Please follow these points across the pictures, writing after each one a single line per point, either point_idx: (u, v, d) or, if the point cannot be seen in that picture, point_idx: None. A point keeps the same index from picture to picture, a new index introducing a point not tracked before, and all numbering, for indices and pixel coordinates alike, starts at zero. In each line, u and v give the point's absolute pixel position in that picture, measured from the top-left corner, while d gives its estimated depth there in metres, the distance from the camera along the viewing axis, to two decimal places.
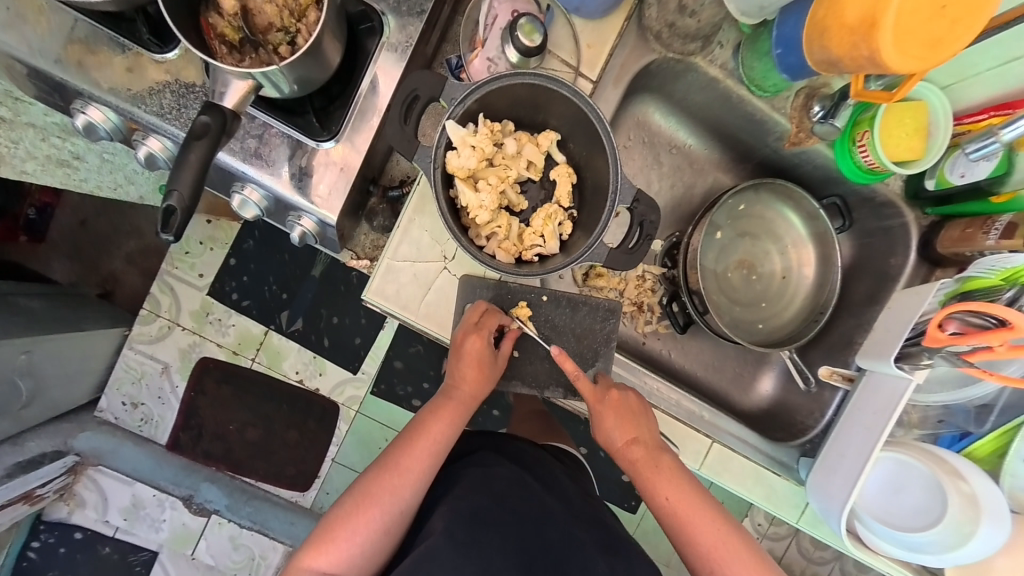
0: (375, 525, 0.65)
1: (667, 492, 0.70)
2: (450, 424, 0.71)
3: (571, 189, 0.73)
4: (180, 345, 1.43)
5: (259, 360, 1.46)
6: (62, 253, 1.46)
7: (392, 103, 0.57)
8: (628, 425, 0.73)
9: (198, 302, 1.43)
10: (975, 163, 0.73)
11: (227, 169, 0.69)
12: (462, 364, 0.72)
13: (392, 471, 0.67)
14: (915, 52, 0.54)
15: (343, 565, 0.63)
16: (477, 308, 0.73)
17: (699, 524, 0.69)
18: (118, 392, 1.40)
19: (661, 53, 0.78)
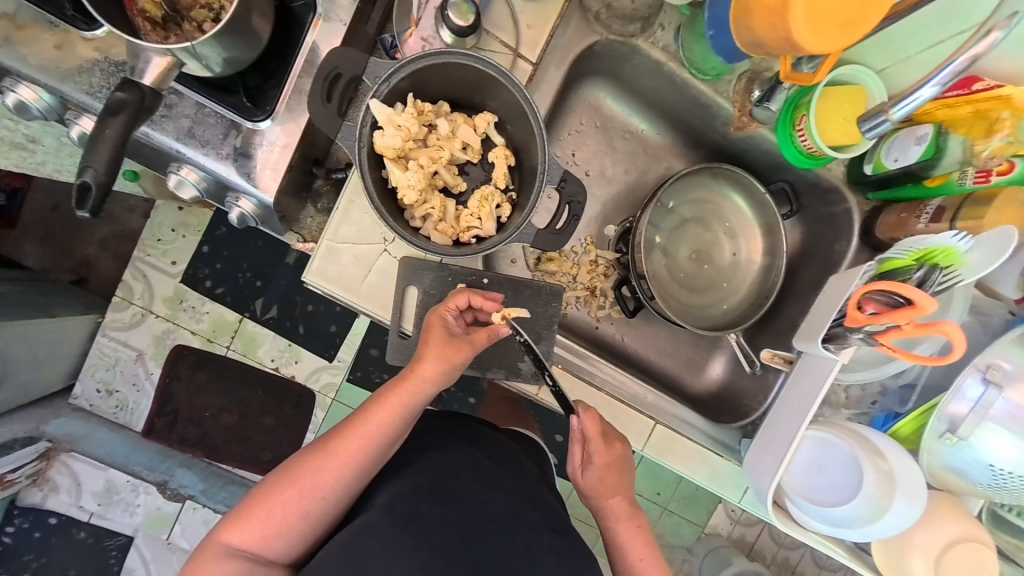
0: (295, 507, 0.63)
1: (620, 526, 0.75)
2: (395, 412, 0.67)
3: (508, 171, 0.73)
4: (154, 331, 1.43)
5: (234, 347, 1.46)
6: (34, 239, 1.45)
7: (312, 79, 0.58)
8: (614, 475, 0.75)
9: (170, 289, 1.43)
10: (908, 147, 0.74)
11: (162, 149, 0.69)
12: (424, 345, 0.68)
13: (323, 454, 0.65)
14: (829, 33, 0.55)
15: (258, 544, 0.62)
16: (458, 298, 0.72)
17: (622, 522, 0.75)
18: (92, 377, 1.41)
19: (602, 34, 0.79)
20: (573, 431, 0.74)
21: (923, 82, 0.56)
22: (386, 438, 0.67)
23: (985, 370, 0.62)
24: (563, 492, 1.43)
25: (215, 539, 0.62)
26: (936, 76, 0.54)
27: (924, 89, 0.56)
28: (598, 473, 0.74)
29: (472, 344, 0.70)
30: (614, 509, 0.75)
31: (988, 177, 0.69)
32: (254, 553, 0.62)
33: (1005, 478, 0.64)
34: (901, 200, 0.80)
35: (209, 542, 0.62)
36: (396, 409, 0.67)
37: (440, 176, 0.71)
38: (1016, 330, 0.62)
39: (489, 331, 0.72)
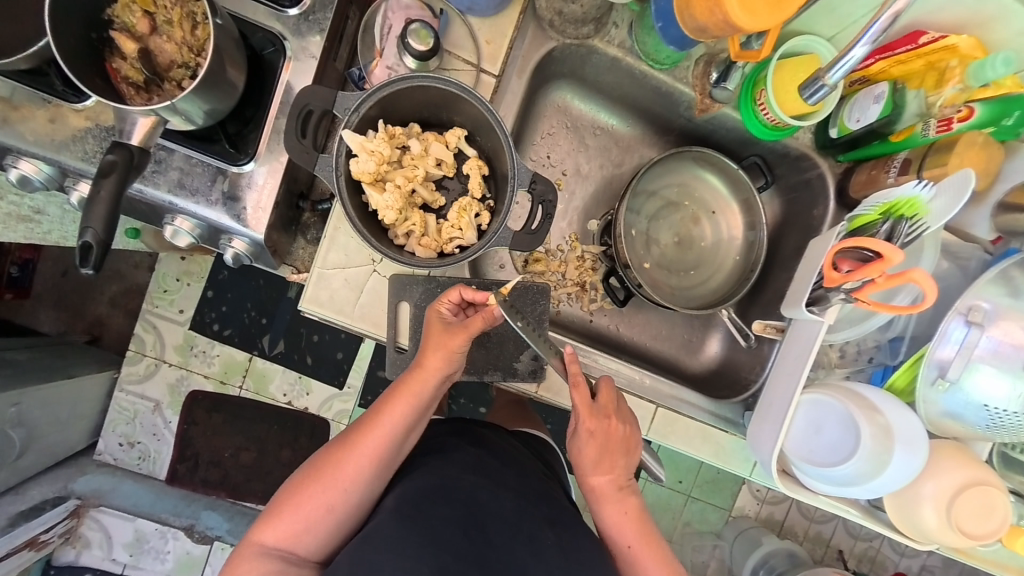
0: (321, 501, 0.66)
1: (608, 510, 0.74)
2: (407, 402, 0.69)
3: (483, 180, 0.76)
4: (169, 380, 1.47)
5: (246, 386, 1.50)
6: (48, 305, 1.51)
7: (286, 119, 0.60)
8: (597, 449, 0.75)
9: (180, 336, 1.47)
10: (867, 107, 0.75)
11: (156, 203, 0.73)
12: (429, 337, 0.72)
13: (344, 449, 0.68)
14: (761, 10, 0.59)
15: (290, 541, 0.65)
16: (451, 293, 0.75)
17: (614, 508, 0.74)
18: (113, 432, 1.44)
19: (558, 40, 0.81)
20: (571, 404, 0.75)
21: (853, 44, 0.58)
22: (401, 429, 0.70)
23: (966, 312, 0.64)
24: None
25: (251, 540, 0.65)
26: (864, 36, 0.56)
27: (856, 52, 0.58)
28: (581, 442, 0.75)
29: (465, 329, 0.71)
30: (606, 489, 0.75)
31: (950, 125, 0.70)
32: (286, 549, 0.65)
33: (1001, 417, 0.65)
34: (869, 157, 0.81)
35: (245, 542, 0.65)
36: (407, 399, 0.69)
37: (418, 194, 0.73)
38: (991, 269, 0.64)
39: (483, 317, 0.72)
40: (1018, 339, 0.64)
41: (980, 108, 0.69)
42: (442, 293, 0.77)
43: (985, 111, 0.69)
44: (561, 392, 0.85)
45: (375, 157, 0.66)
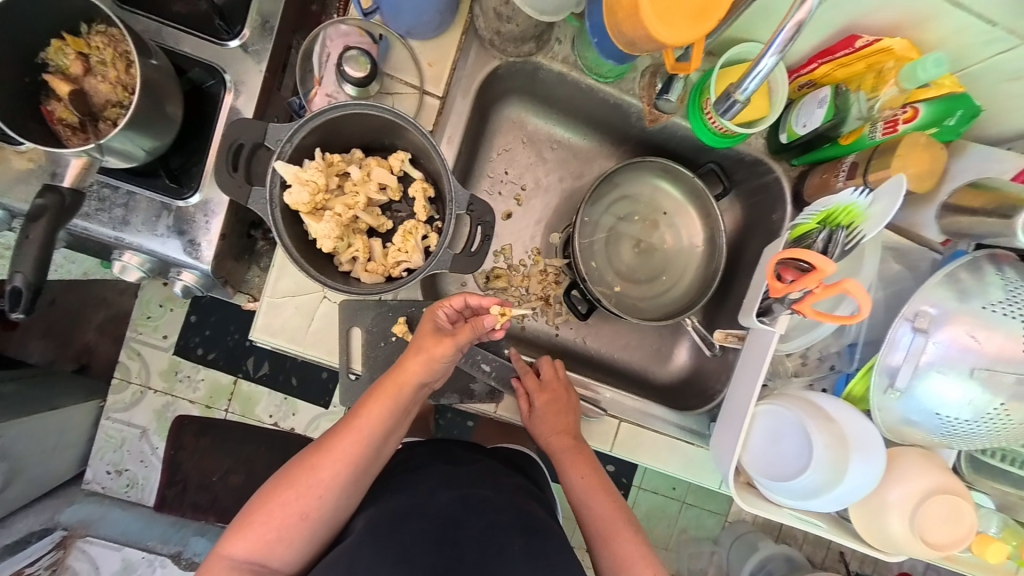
0: (295, 508, 0.66)
1: (574, 474, 0.81)
2: (384, 406, 0.70)
3: (429, 203, 0.76)
4: (155, 406, 1.48)
5: (232, 409, 1.50)
6: (37, 335, 1.52)
7: (215, 155, 0.60)
8: (556, 415, 0.82)
9: (165, 362, 1.48)
10: (812, 111, 0.73)
11: (102, 240, 0.73)
12: (416, 342, 0.73)
13: (319, 455, 0.68)
14: (681, 24, 0.55)
15: (262, 551, 0.65)
16: (454, 299, 0.74)
17: (576, 470, 0.81)
18: (101, 460, 1.46)
19: (501, 58, 0.80)
20: (517, 388, 0.83)
21: (764, 52, 0.55)
22: (378, 432, 0.70)
23: (912, 318, 0.61)
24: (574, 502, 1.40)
25: (220, 550, 0.65)
26: (772, 46, 0.53)
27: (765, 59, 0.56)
28: (541, 414, 0.81)
29: (451, 334, 0.71)
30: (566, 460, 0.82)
31: (896, 126, 0.68)
32: (257, 561, 0.64)
33: (955, 426, 0.62)
34: (823, 160, 0.80)
35: (215, 554, 0.65)
36: (385, 403, 0.70)
37: (361, 220, 0.73)
38: (937, 272, 0.61)
39: (473, 322, 0.72)
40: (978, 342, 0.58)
41: (925, 108, 0.66)
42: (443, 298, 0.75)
43: (929, 110, 0.67)
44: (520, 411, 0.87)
45: (309, 187, 0.65)
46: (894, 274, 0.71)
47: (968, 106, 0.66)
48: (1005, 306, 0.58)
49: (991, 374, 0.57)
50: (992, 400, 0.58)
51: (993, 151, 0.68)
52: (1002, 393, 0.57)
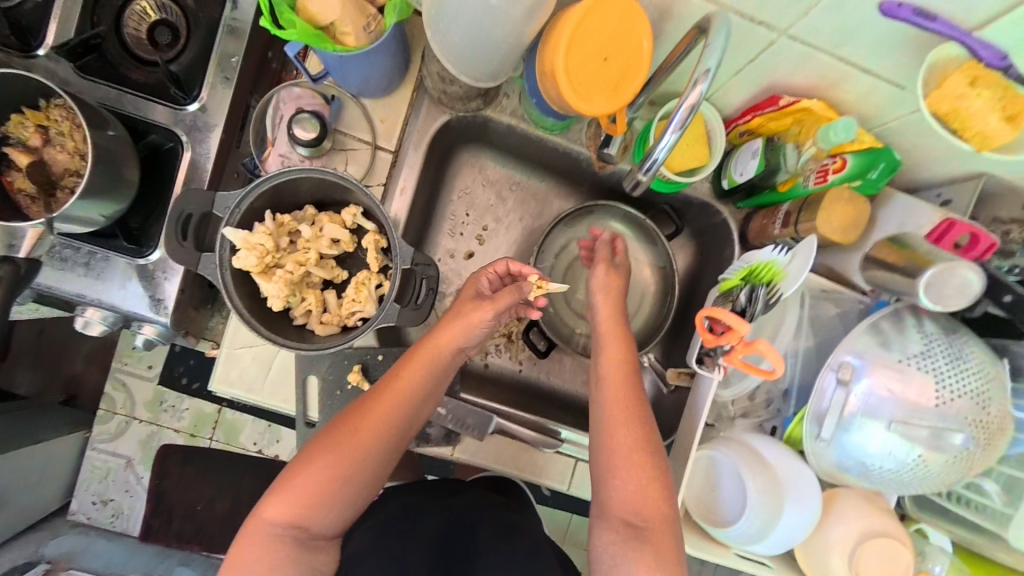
0: (336, 474, 0.67)
1: (614, 451, 0.70)
2: (421, 370, 0.73)
3: (381, 253, 0.78)
4: (140, 436, 1.49)
5: (216, 437, 1.52)
6: (27, 366, 1.54)
7: (163, 227, 0.63)
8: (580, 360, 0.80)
9: (150, 392, 1.49)
10: (748, 161, 0.76)
11: (66, 298, 0.76)
12: (456, 310, 0.77)
13: (357, 418, 0.70)
14: (599, 97, 0.57)
15: (301, 517, 0.66)
16: (497, 266, 0.81)
17: (606, 416, 0.73)
18: (87, 491, 1.48)
19: (450, 113, 0.83)
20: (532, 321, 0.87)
21: (664, 130, 0.52)
22: (417, 394, 0.72)
23: (837, 368, 0.63)
24: (559, 528, 1.36)
25: (258, 515, 0.66)
26: (670, 124, 0.50)
27: (656, 149, 0.52)
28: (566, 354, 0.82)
29: (492, 301, 0.76)
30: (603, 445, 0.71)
31: (825, 176, 0.68)
32: (297, 526, 0.66)
33: (874, 472, 0.63)
34: (767, 203, 0.81)
35: (254, 519, 0.66)
36: (423, 364, 0.73)
37: (314, 274, 0.76)
38: (861, 322, 0.63)
39: (516, 289, 0.76)
40: (897, 393, 0.60)
41: (852, 159, 0.67)
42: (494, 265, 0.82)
43: (857, 161, 0.67)
44: (477, 452, 0.88)
45: (258, 250, 0.68)
46: (830, 319, 0.73)
47: (891, 159, 0.68)
48: (920, 361, 0.60)
49: (908, 426, 0.59)
50: (911, 451, 0.60)
51: (913, 204, 0.69)
52: (919, 445, 0.59)
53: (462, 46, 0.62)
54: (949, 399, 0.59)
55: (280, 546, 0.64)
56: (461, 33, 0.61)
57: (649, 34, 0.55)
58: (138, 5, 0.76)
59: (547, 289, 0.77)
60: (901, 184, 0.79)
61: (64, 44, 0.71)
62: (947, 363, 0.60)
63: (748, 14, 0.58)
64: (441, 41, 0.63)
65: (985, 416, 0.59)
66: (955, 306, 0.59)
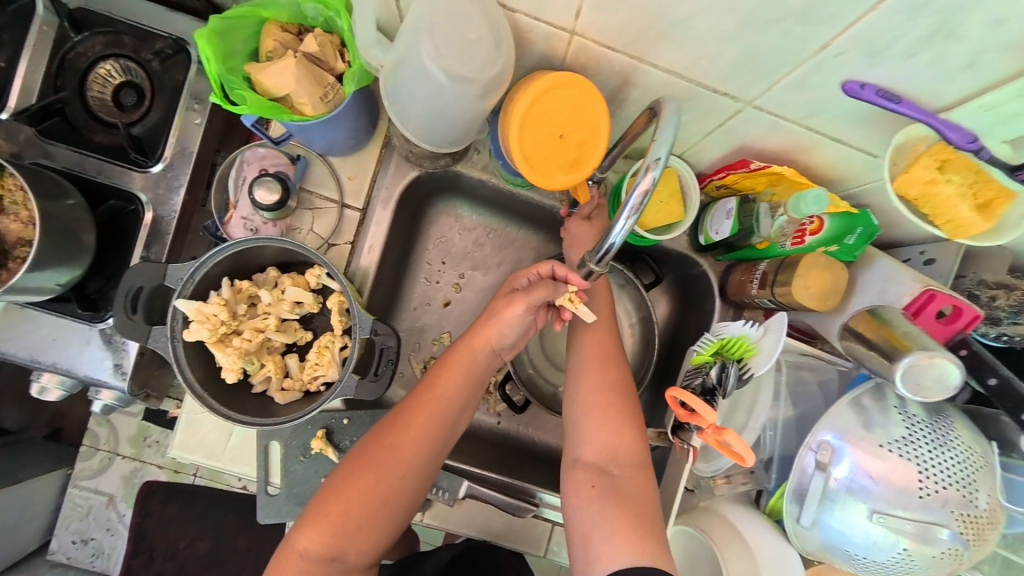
0: (374, 496, 0.63)
1: (586, 395, 0.70)
2: (458, 375, 0.69)
3: (346, 316, 0.75)
4: (123, 473, 1.45)
5: (200, 475, 1.49)
6: (10, 400, 1.49)
7: (112, 301, 0.61)
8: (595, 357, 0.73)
9: (134, 428, 1.45)
10: (722, 220, 0.73)
11: (23, 363, 0.75)
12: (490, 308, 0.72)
13: (393, 432, 0.66)
14: (558, 173, 0.57)
15: (336, 547, 0.62)
16: (541, 266, 0.74)
17: (591, 393, 0.70)
18: (68, 530, 1.43)
19: (419, 168, 0.81)
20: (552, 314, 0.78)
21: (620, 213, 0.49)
22: (456, 403, 0.69)
23: (816, 448, 0.58)
24: None
25: (290, 546, 0.62)
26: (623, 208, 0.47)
27: (612, 236, 0.50)
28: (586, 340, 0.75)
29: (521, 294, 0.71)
30: (591, 431, 0.68)
31: (803, 237, 0.68)
32: (332, 557, 0.62)
33: (861, 562, 0.58)
34: (744, 259, 0.78)
35: (286, 551, 0.62)
36: (460, 368, 0.69)
37: (274, 339, 0.73)
38: (842, 397, 0.59)
39: (550, 286, 0.70)
40: (881, 475, 0.55)
41: (830, 222, 0.65)
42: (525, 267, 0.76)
43: (835, 223, 0.65)
44: (448, 518, 0.84)
45: (211, 321, 0.66)
46: (809, 387, 0.70)
47: (867, 224, 0.65)
48: (903, 445, 0.56)
49: (892, 517, 0.55)
50: (896, 542, 0.55)
51: (892, 269, 0.65)
52: (905, 537, 0.55)
53: (419, 119, 0.61)
54: (934, 490, 0.54)
55: None
56: (417, 107, 0.59)
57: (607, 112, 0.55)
58: (103, 68, 0.76)
59: (577, 307, 0.70)
60: (884, 242, 0.77)
61: (25, 109, 0.72)
62: (931, 449, 0.55)
63: (712, 86, 0.56)
64: (398, 112, 0.62)
65: (973, 508, 0.54)
66: (934, 397, 0.56)
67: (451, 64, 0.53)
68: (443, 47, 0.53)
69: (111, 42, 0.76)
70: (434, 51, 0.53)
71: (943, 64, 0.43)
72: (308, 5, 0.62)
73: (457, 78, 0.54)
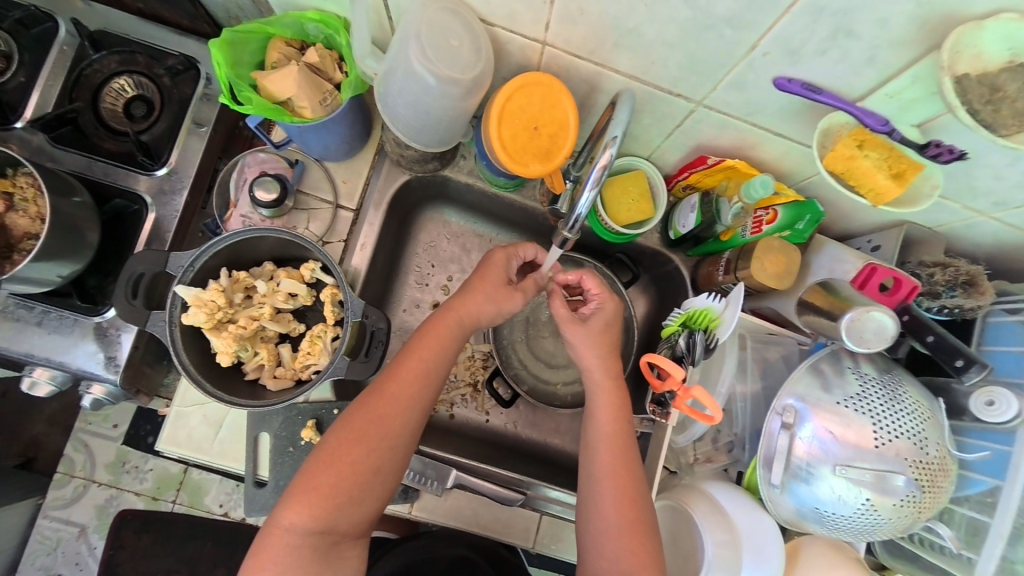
0: (366, 465, 0.67)
1: (599, 422, 0.73)
2: (439, 345, 0.73)
3: (337, 307, 0.78)
4: (97, 502, 1.40)
5: (179, 501, 1.42)
6: None
7: (114, 285, 0.65)
8: (605, 342, 0.76)
9: (112, 453, 1.41)
10: (687, 214, 0.80)
11: (17, 358, 0.77)
12: (473, 283, 0.76)
13: (375, 400, 0.69)
14: (531, 162, 0.64)
15: (325, 519, 0.64)
16: (527, 248, 0.79)
17: (604, 419, 0.74)
18: (33, 565, 1.37)
19: (409, 172, 0.87)
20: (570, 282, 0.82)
21: (584, 188, 0.56)
22: (438, 368, 0.73)
23: (781, 412, 0.62)
24: None
25: (278, 521, 0.64)
26: (588, 181, 0.55)
27: (578, 209, 0.57)
28: (592, 331, 0.76)
29: (521, 290, 0.77)
30: (604, 444, 0.72)
31: (760, 227, 0.73)
32: (323, 528, 0.64)
33: (832, 520, 0.62)
34: (712, 252, 0.84)
35: (274, 526, 0.64)
36: (442, 340, 0.73)
37: (269, 329, 0.77)
38: (801, 363, 0.64)
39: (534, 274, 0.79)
40: (841, 438, 0.59)
41: (782, 211, 0.71)
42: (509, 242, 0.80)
43: (787, 213, 0.71)
44: (436, 510, 0.85)
45: (208, 307, 0.69)
46: (777, 363, 0.75)
47: (815, 212, 0.72)
48: (858, 401, 0.60)
49: (852, 469, 0.58)
50: (858, 495, 0.59)
51: (839, 251, 0.72)
52: (866, 488, 0.58)
53: (408, 118, 0.68)
54: (887, 440, 0.58)
55: (305, 549, 0.63)
56: (407, 107, 0.66)
57: (575, 111, 0.62)
58: (117, 83, 0.82)
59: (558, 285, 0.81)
60: (837, 233, 0.84)
61: (40, 118, 0.76)
62: (884, 404, 0.60)
63: (665, 87, 0.64)
64: (390, 113, 0.69)
65: (925, 455, 0.59)
66: (876, 348, 0.62)
67: (437, 66, 0.60)
68: (430, 51, 0.60)
69: (125, 60, 0.82)
70: (422, 55, 0.60)
71: (847, 58, 0.51)
72: (311, 24, 0.70)
73: (443, 79, 0.61)
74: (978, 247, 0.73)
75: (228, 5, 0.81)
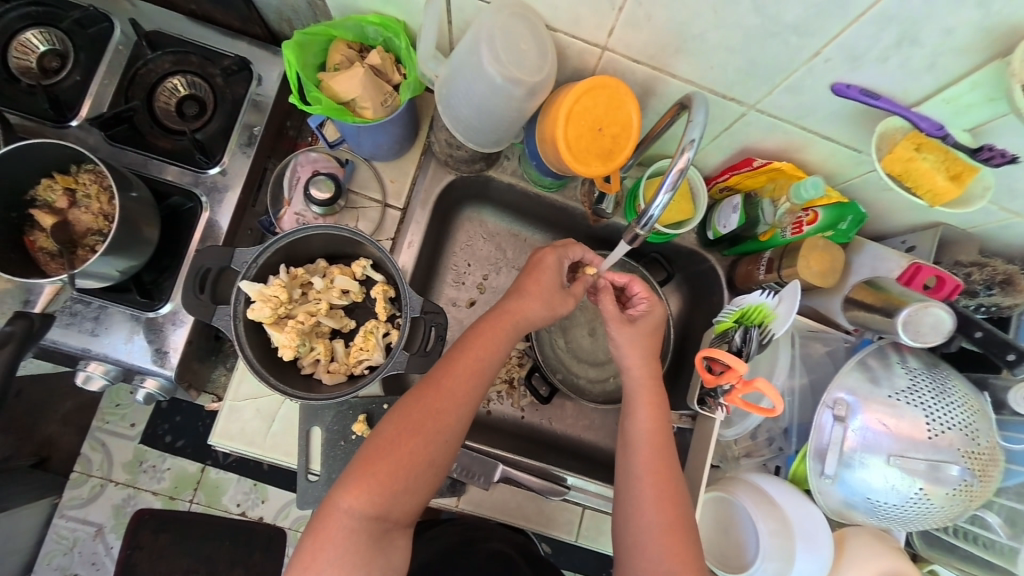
0: (424, 456, 0.68)
1: (637, 416, 0.75)
2: (492, 344, 0.74)
3: (387, 303, 0.79)
4: (114, 501, 1.38)
5: (197, 500, 1.40)
6: None
7: (182, 280, 0.67)
8: (643, 342, 0.78)
9: (130, 452, 1.39)
10: (729, 214, 0.81)
11: (73, 353, 0.78)
12: (526, 284, 0.78)
13: (433, 394, 0.70)
14: (593, 163, 0.66)
15: (381, 506, 0.65)
16: (575, 250, 0.81)
17: (644, 412, 0.75)
18: (49, 565, 1.35)
19: (455, 172, 0.89)
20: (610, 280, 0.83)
21: (657, 191, 0.59)
22: (490, 365, 0.74)
23: (833, 405, 0.64)
24: None
25: (336, 505, 0.65)
26: (664, 185, 0.57)
27: (652, 210, 0.60)
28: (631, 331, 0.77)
29: (572, 293, 0.79)
30: (641, 438, 0.73)
31: (801, 227, 0.75)
32: (379, 514, 0.65)
33: (881, 508, 0.64)
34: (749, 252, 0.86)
35: (330, 509, 0.65)
36: (496, 338, 0.75)
37: (323, 324, 0.78)
38: (849, 358, 0.66)
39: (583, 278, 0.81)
40: (892, 429, 0.61)
41: (822, 213, 0.74)
42: (559, 242, 0.82)
43: (827, 214, 0.74)
44: (482, 503, 0.86)
45: (271, 302, 0.71)
46: (818, 358, 0.78)
47: (857, 213, 0.75)
48: (908, 394, 0.63)
49: (906, 459, 0.61)
50: (912, 484, 0.61)
51: (880, 250, 0.76)
52: (919, 478, 0.61)
53: (470, 118, 0.70)
54: (939, 430, 0.61)
55: (361, 534, 0.64)
56: (471, 108, 0.68)
57: (637, 116, 0.65)
58: (170, 82, 0.83)
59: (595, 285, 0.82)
60: (870, 234, 0.87)
61: (98, 116, 0.77)
62: (934, 397, 0.62)
63: (721, 91, 0.66)
64: (451, 113, 0.71)
65: (976, 445, 0.61)
66: (931, 343, 0.65)
67: (507, 68, 0.62)
68: (501, 54, 0.62)
69: (179, 61, 0.83)
70: (493, 58, 0.62)
71: (907, 66, 0.54)
72: (371, 27, 0.72)
73: (511, 80, 0.63)
74: (1010, 247, 0.77)
75: (282, 8, 0.83)
